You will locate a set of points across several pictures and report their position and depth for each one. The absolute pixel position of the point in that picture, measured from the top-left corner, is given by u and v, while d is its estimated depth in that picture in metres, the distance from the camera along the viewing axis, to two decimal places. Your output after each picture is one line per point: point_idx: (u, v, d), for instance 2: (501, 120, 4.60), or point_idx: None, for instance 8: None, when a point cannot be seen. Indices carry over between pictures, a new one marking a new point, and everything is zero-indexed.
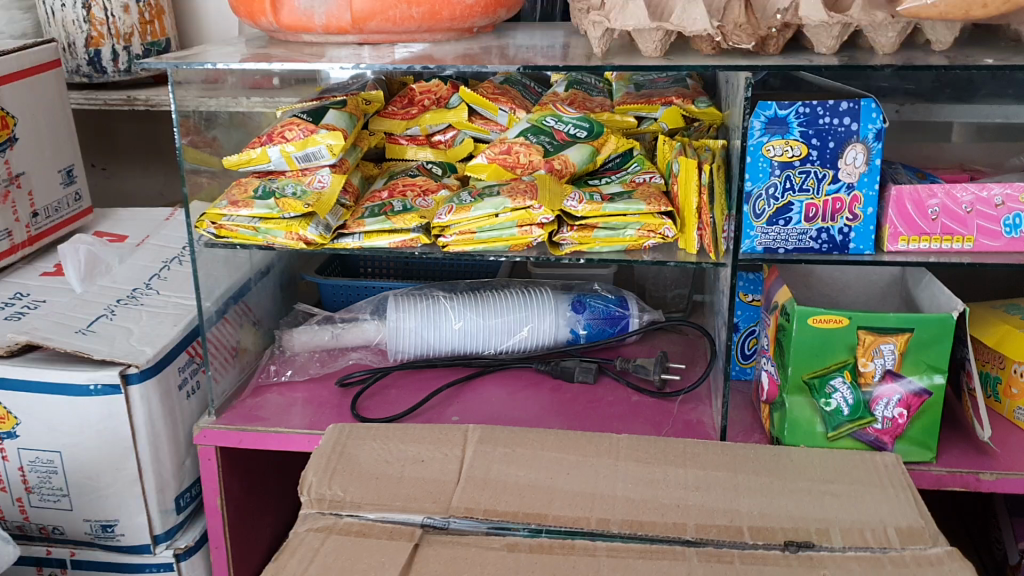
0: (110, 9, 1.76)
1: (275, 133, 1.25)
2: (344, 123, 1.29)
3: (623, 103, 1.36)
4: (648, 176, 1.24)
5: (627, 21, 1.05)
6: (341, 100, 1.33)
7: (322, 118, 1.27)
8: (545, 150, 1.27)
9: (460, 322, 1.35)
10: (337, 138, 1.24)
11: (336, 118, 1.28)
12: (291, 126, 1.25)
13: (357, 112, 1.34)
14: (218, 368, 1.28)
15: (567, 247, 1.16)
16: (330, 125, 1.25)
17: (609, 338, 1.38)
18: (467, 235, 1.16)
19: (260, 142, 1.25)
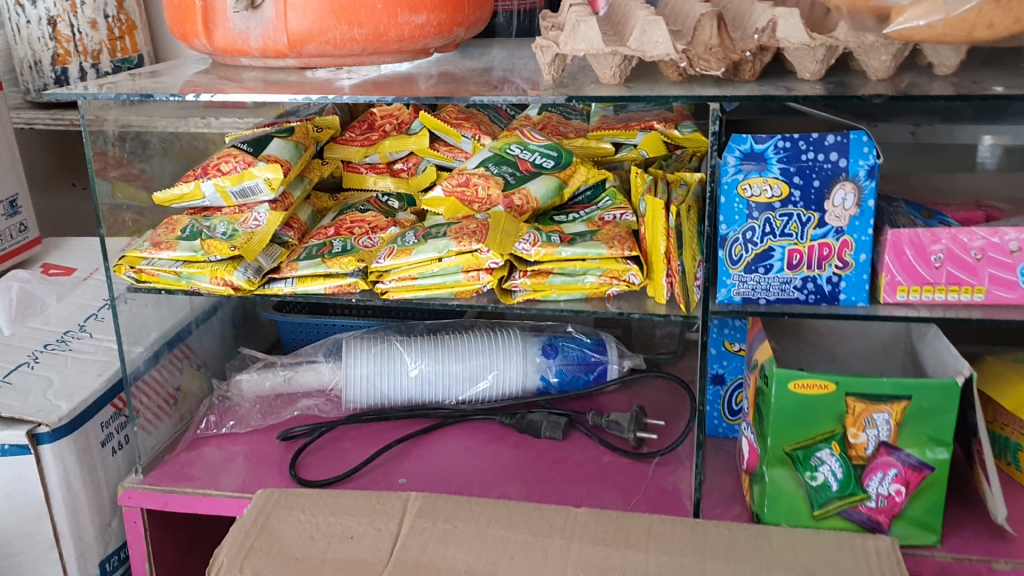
0: (77, 26, 1.65)
1: (211, 166, 1.14)
2: (289, 154, 1.18)
3: (596, 130, 1.24)
4: (618, 214, 1.10)
5: (578, 44, 0.92)
6: (291, 127, 1.23)
7: (264, 149, 1.16)
8: (506, 182, 1.15)
9: (417, 368, 1.23)
10: (276, 173, 1.12)
11: (280, 149, 1.17)
12: (228, 158, 1.14)
13: (307, 138, 1.23)
14: (151, 420, 1.18)
15: (519, 294, 1.03)
16: (270, 156, 1.15)
17: (584, 386, 1.25)
18: (408, 281, 1.04)
19: (194, 175, 1.14)
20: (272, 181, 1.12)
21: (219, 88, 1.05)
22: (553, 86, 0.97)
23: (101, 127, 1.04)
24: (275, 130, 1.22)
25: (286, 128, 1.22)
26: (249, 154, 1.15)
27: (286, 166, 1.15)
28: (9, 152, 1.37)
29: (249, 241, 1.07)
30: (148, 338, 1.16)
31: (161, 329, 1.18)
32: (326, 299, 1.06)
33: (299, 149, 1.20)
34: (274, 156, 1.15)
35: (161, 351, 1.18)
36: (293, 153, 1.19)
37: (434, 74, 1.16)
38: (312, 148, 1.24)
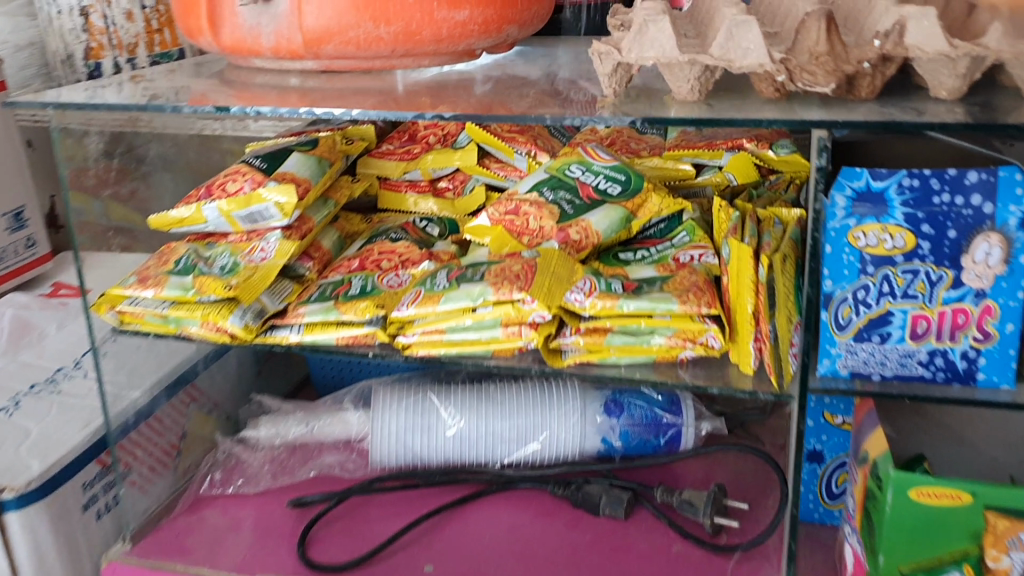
0: (112, 16, 1.31)
1: (217, 185, 0.98)
2: (311, 171, 1.01)
3: (674, 146, 1.04)
4: (697, 255, 0.90)
5: (646, 52, 0.71)
6: (316, 140, 1.06)
7: (279, 166, 0.99)
8: (562, 211, 0.96)
9: (455, 424, 1.05)
10: (289, 195, 0.95)
11: (297, 165, 1.00)
12: (236, 177, 0.98)
13: (334, 154, 1.06)
14: (144, 478, 1.02)
15: (570, 356, 0.83)
16: (286, 175, 0.98)
17: (655, 456, 1.05)
18: (435, 333, 0.85)
19: (196, 196, 0.98)
20: (286, 205, 0.95)
21: (219, 97, 0.89)
22: (616, 104, 0.77)
23: (82, 140, 0.88)
24: (296, 142, 1.05)
25: (312, 140, 1.06)
26: (263, 171, 0.98)
27: (303, 186, 0.98)
28: (20, 160, 1.22)
29: (249, 279, 0.90)
30: (143, 383, 1.01)
31: (161, 371, 1.03)
32: (336, 351, 0.89)
33: (324, 167, 1.03)
34: (291, 175, 0.98)
35: (162, 397, 1.03)
36: (317, 170, 1.02)
37: (479, 82, 0.96)
38: (339, 165, 1.07)
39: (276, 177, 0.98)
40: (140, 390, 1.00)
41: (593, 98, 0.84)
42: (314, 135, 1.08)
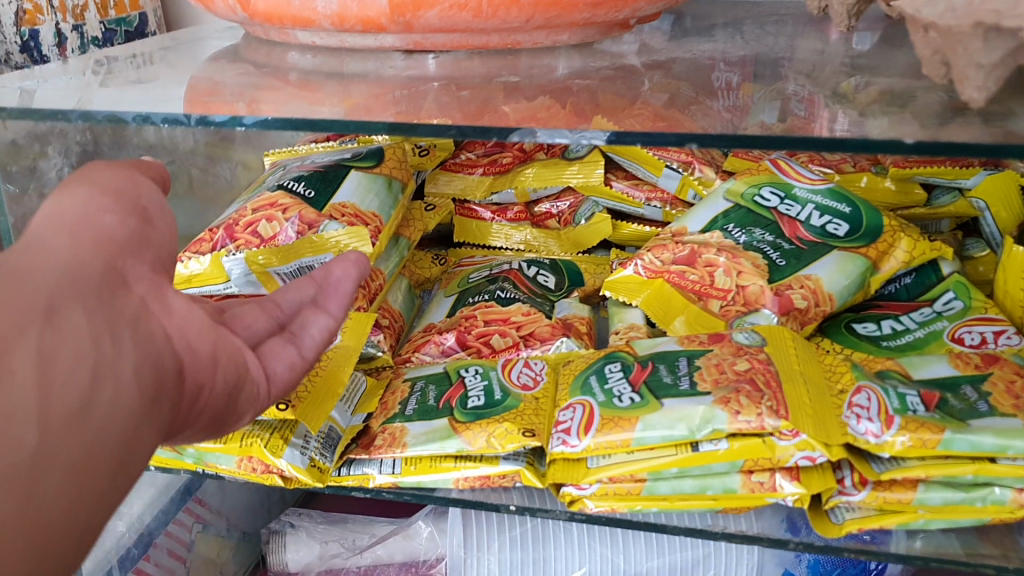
0: None
1: (242, 225, 0.65)
2: (379, 201, 0.69)
3: (897, 162, 0.73)
4: (994, 335, 0.60)
5: None
6: (378, 154, 0.73)
7: (333, 196, 0.67)
8: (769, 263, 0.64)
9: (582, 562, 0.73)
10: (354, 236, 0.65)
11: (359, 193, 0.69)
12: (271, 214, 0.65)
13: (401, 172, 0.74)
14: None
15: (850, 517, 0.52)
16: (347, 209, 0.67)
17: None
18: (630, 482, 0.53)
19: (214, 243, 0.65)
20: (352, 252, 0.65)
21: (251, 92, 0.53)
22: (976, 118, 0.44)
23: (37, 167, 0.56)
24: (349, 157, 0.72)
25: (371, 153, 0.73)
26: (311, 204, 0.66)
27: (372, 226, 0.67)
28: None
29: (312, 385, 0.56)
30: (130, 508, 0.69)
31: (155, 484, 0.71)
32: (454, 498, 0.56)
33: (394, 194, 0.71)
34: (353, 209, 0.67)
35: (163, 516, 0.71)
36: (386, 198, 0.70)
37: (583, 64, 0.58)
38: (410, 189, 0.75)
39: (331, 211, 0.66)
40: (123, 520, 0.68)
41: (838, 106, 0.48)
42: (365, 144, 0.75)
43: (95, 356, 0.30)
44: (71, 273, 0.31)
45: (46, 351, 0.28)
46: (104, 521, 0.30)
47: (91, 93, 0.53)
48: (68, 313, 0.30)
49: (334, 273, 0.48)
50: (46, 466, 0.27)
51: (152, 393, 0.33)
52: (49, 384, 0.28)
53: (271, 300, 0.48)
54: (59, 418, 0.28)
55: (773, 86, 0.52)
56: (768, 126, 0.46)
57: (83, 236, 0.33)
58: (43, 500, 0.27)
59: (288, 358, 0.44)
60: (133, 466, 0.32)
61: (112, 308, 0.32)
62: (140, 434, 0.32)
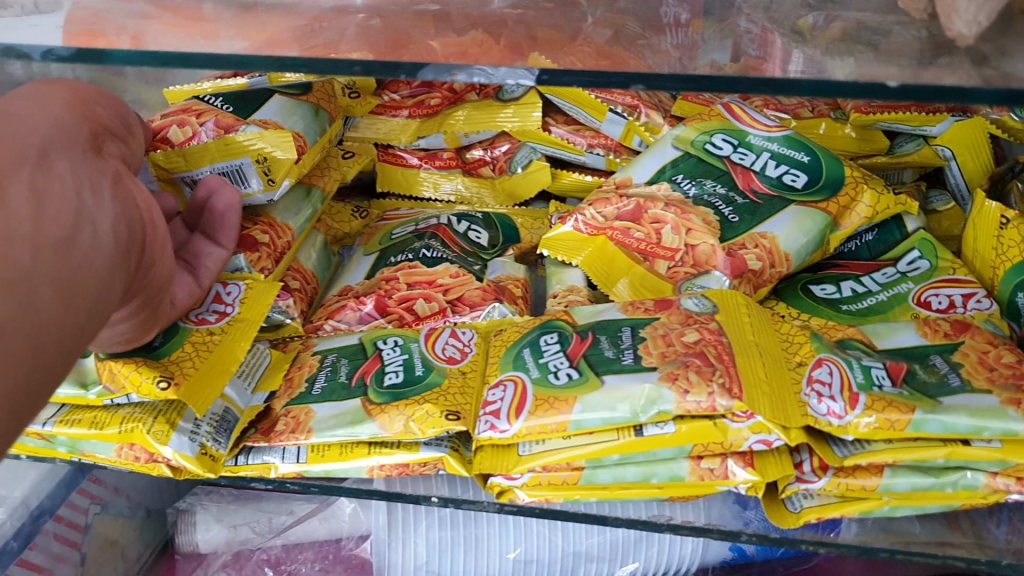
0: None
1: (150, 133, 0.59)
2: (304, 123, 0.64)
3: (858, 107, 0.67)
4: (962, 299, 0.55)
5: None
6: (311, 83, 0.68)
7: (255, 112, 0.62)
8: (721, 219, 0.59)
9: (517, 543, 0.67)
10: (270, 142, 0.58)
11: (283, 113, 0.63)
12: (184, 120, 0.60)
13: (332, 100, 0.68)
14: None
15: (807, 505, 0.47)
16: (269, 124, 0.61)
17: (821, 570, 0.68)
18: (567, 470, 0.47)
19: None
20: (274, 157, 0.59)
21: (137, 20, 0.44)
22: (965, 58, 0.38)
23: None
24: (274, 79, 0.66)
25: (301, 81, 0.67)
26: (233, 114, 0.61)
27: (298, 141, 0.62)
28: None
29: (202, 362, 0.49)
30: (10, 493, 0.62)
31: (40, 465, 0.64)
32: (370, 489, 0.50)
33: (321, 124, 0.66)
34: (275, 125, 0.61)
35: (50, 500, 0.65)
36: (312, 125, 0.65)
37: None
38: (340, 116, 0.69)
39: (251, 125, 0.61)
40: (4, 508, 0.62)
41: (798, 44, 0.41)
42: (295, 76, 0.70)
43: (76, 202, 0.34)
44: (59, 131, 0.35)
45: (38, 188, 0.32)
46: (81, 349, 0.34)
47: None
48: (57, 162, 0.34)
49: (218, 204, 0.53)
50: (38, 281, 0.31)
51: (122, 251, 0.36)
52: (40, 217, 0.32)
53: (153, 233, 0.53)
54: (47, 244, 0.32)
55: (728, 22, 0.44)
56: (728, 71, 0.39)
57: (70, 109, 0.37)
58: (31, 310, 0.31)
59: (189, 284, 0.51)
60: (104, 312, 0.35)
61: (97, 166, 0.36)
62: (111, 284, 0.36)
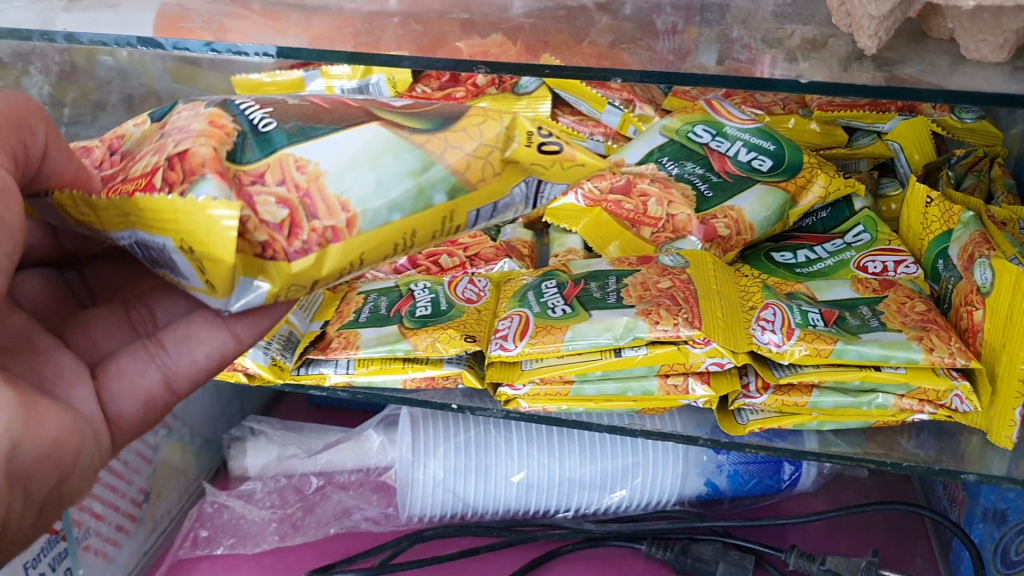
0: None
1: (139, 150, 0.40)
2: (376, 188, 0.40)
3: (821, 105, 0.79)
4: (890, 262, 0.67)
5: None
6: (450, 116, 0.42)
7: (296, 142, 0.39)
8: (698, 194, 0.71)
9: (521, 467, 0.79)
10: (207, 241, 0.36)
11: (344, 162, 0.39)
12: (163, 143, 0.39)
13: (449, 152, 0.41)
14: (119, 542, 0.74)
15: (752, 419, 0.59)
16: (301, 177, 0.39)
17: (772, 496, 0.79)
18: (560, 384, 0.59)
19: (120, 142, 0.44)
20: (204, 252, 0.37)
21: (243, 33, 0.55)
22: (871, 63, 0.50)
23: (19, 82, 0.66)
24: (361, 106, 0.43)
25: (439, 110, 0.43)
26: (233, 150, 0.39)
27: (311, 237, 0.39)
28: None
29: None
30: None
31: None
32: (404, 397, 0.63)
33: (416, 203, 0.40)
34: (311, 180, 0.39)
35: None
36: (398, 194, 0.40)
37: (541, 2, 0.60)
38: (477, 177, 0.41)
39: (274, 164, 0.39)
40: None
41: (742, 45, 0.53)
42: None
43: None
44: None
45: None
46: None
47: (57, 17, 0.57)
48: None
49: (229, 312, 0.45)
50: None
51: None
52: None
53: (153, 312, 0.48)
54: None
55: (717, 30, 0.55)
56: (706, 66, 0.50)
57: None
58: None
59: (148, 386, 0.45)
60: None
61: None
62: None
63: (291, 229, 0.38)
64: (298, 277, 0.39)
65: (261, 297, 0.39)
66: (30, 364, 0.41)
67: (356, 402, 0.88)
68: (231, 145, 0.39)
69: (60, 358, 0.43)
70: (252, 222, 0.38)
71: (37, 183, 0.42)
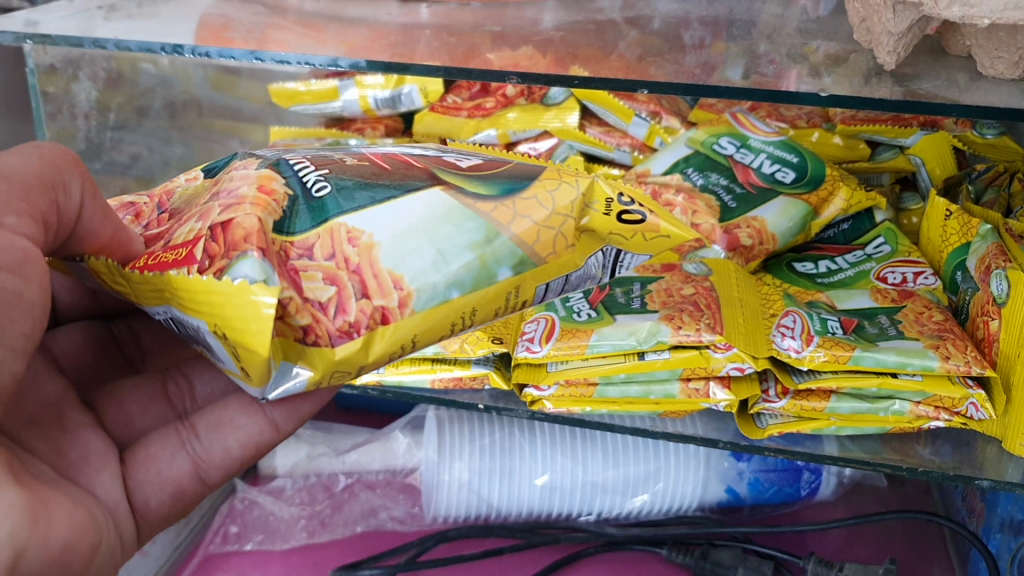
0: None
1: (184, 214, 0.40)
2: (438, 265, 0.41)
3: (844, 119, 0.80)
4: (910, 274, 0.68)
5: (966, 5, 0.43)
6: (522, 179, 0.46)
7: (348, 212, 0.41)
8: (722, 204, 0.73)
9: (545, 470, 0.81)
10: (242, 324, 0.36)
11: (401, 232, 0.41)
12: (206, 208, 0.39)
13: (518, 222, 0.44)
14: None
15: (772, 423, 0.61)
16: (353, 250, 0.40)
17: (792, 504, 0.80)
18: (584, 386, 0.61)
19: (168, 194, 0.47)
20: (240, 340, 0.36)
21: (286, 43, 0.57)
22: (890, 78, 0.51)
23: (68, 89, 0.67)
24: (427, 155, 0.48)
25: (507, 173, 0.46)
26: (282, 218, 0.40)
27: (361, 317, 0.39)
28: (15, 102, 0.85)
29: None
30: None
31: None
32: (432, 397, 0.65)
33: (478, 278, 0.42)
34: (365, 253, 0.40)
35: None
36: (459, 270, 0.42)
37: (571, 17, 0.62)
38: (545, 248, 0.44)
39: (325, 235, 0.40)
40: None
41: (768, 62, 0.55)
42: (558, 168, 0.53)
43: None
44: None
45: None
46: None
47: (99, 24, 0.59)
48: None
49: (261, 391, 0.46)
50: None
51: None
52: None
53: (190, 391, 0.50)
54: None
55: (743, 45, 0.57)
56: (731, 80, 0.51)
57: None
58: None
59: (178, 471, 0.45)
60: None
61: None
62: None
63: (338, 310, 0.39)
64: (341, 365, 0.39)
65: (299, 384, 0.39)
66: (55, 445, 0.40)
67: (385, 403, 0.91)
68: (279, 215, 0.40)
69: (87, 439, 0.42)
70: (297, 305, 0.38)
71: (74, 244, 0.41)
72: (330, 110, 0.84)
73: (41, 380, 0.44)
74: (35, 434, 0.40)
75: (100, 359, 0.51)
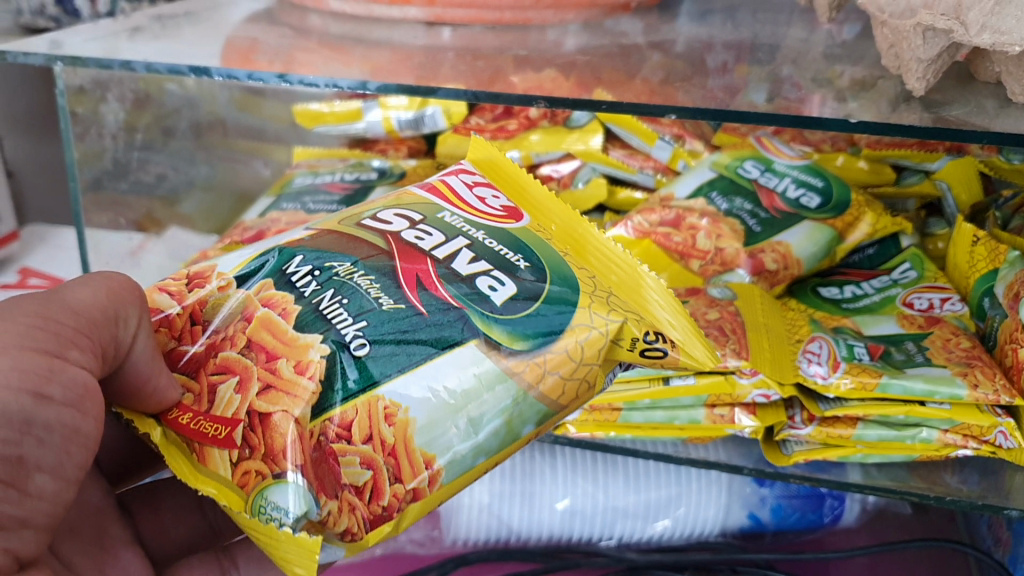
0: None
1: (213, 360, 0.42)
2: (469, 440, 0.42)
3: (869, 144, 0.79)
4: (936, 299, 0.67)
5: (996, 31, 0.43)
6: (556, 322, 0.44)
7: (387, 382, 0.41)
8: (747, 228, 0.73)
9: (566, 495, 0.80)
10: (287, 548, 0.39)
11: (438, 407, 0.41)
12: (242, 372, 0.41)
13: (546, 381, 0.44)
14: None
15: (798, 450, 0.60)
16: (390, 431, 0.40)
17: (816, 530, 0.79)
18: (609, 411, 0.60)
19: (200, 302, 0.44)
20: (277, 546, 0.39)
21: (312, 66, 0.57)
22: (918, 104, 0.51)
23: (97, 109, 0.65)
24: (466, 264, 0.46)
25: (545, 315, 0.44)
26: (315, 404, 0.40)
27: (394, 503, 0.40)
28: (37, 121, 0.95)
29: None
30: None
31: None
32: None
33: (504, 439, 0.43)
34: (401, 432, 0.40)
35: None
36: (486, 437, 0.42)
37: (595, 41, 0.62)
38: (568, 398, 0.45)
39: (367, 415, 0.40)
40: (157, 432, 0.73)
41: (792, 86, 0.55)
42: (582, 258, 0.50)
43: None
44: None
45: None
46: None
47: (124, 44, 0.59)
48: None
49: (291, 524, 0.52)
50: None
51: None
52: None
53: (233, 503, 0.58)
54: None
55: (767, 68, 0.57)
56: (756, 105, 0.51)
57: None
58: None
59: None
60: None
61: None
62: None
63: (372, 495, 0.40)
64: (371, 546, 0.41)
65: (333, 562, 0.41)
66: (96, 564, 0.46)
67: None
68: (317, 397, 0.40)
69: (125, 558, 0.48)
70: (335, 514, 0.39)
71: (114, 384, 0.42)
72: (353, 132, 0.86)
73: (90, 486, 0.49)
74: (79, 552, 0.45)
75: (128, 455, 0.55)
